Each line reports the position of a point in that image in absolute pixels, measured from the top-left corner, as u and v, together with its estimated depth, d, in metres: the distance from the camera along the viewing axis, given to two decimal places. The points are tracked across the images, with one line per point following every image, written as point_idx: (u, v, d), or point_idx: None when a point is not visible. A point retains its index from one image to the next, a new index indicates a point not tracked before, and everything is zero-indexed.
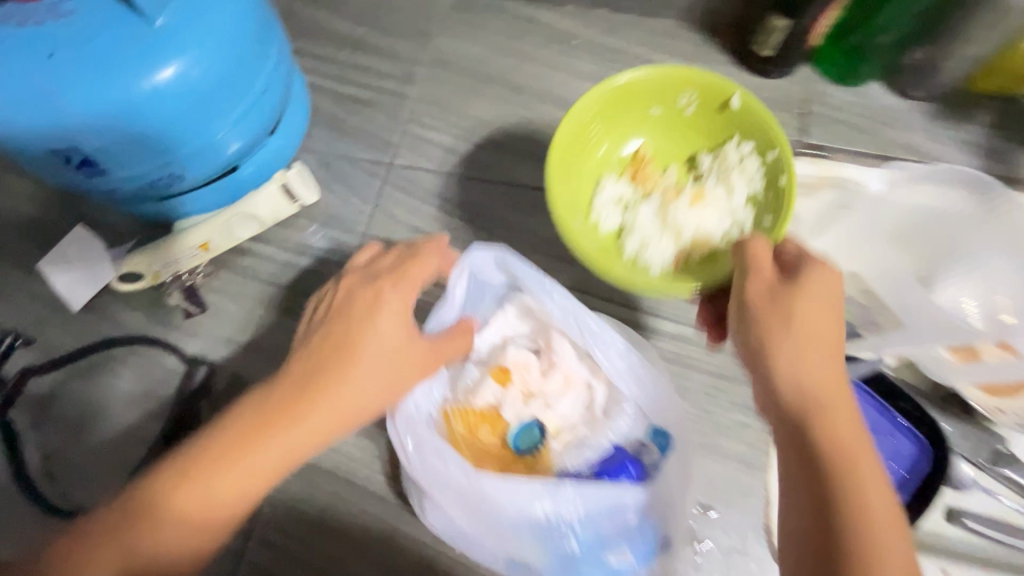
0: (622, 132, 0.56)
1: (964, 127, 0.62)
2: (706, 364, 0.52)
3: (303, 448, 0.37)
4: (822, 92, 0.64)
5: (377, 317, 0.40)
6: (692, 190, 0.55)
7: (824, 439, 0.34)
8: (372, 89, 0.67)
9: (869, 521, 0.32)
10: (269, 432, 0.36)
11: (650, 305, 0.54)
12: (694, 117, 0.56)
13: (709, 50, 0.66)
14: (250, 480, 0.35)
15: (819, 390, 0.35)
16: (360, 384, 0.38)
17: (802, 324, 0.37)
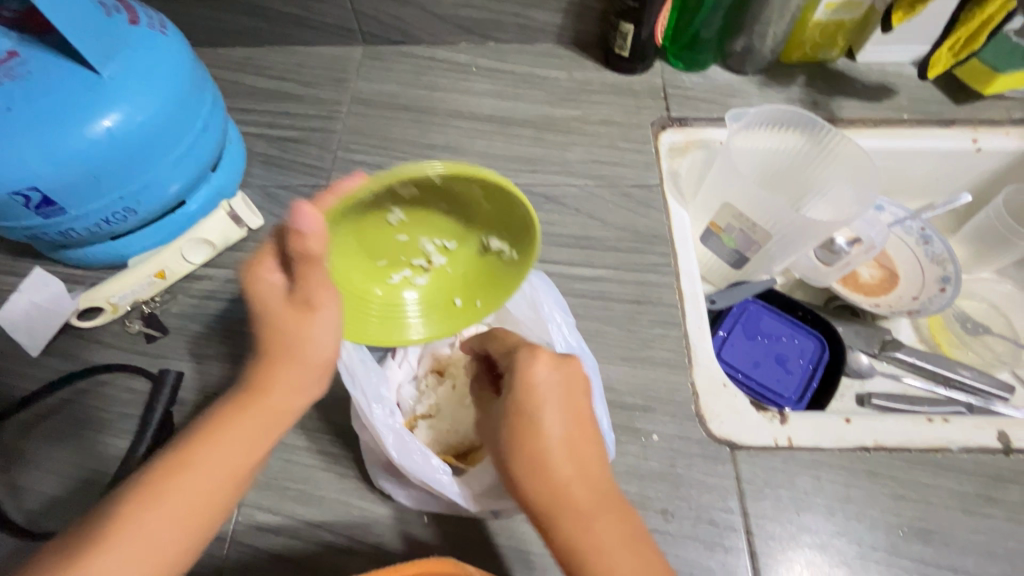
0: (380, 284, 0.53)
1: (790, 89, 0.77)
2: (623, 296, 0.61)
3: (211, 498, 0.40)
4: (673, 78, 0.79)
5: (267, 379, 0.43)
6: (410, 232, 0.50)
7: (546, 493, 0.40)
8: (301, 129, 0.76)
9: (589, 553, 0.39)
10: (164, 496, 0.38)
11: (567, 262, 0.63)
12: (363, 251, 0.50)
13: (580, 62, 0.81)
14: (152, 536, 0.37)
15: (549, 462, 0.41)
16: (239, 433, 0.42)
17: (538, 474, 0.41)
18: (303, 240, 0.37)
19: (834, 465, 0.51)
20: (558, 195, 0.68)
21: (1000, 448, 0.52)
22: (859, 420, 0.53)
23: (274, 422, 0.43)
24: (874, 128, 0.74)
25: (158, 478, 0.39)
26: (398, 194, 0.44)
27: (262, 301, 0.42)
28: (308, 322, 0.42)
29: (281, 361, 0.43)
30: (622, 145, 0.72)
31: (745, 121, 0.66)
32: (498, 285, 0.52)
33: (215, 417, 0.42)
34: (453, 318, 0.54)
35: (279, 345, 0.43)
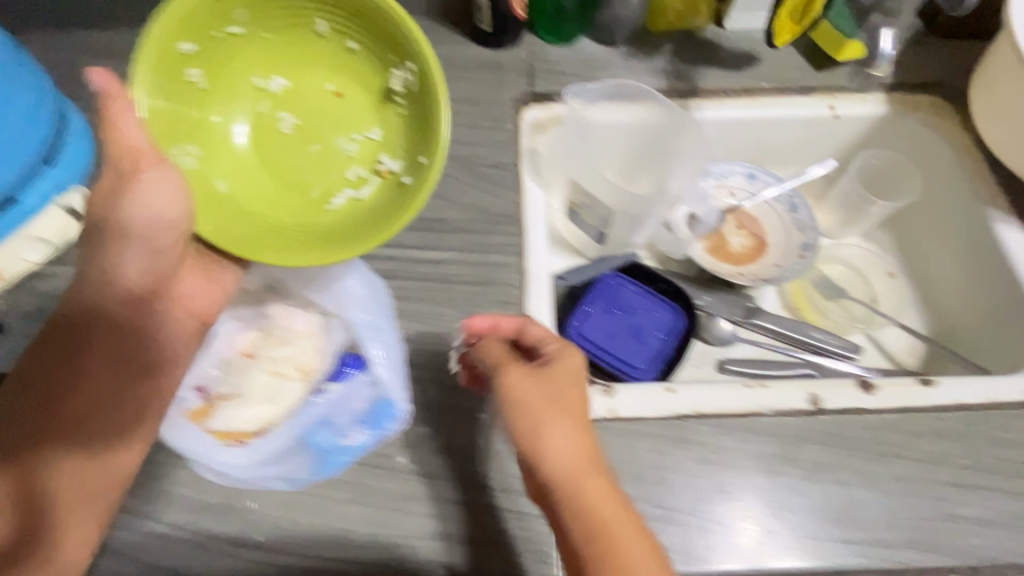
0: (335, 202, 0.57)
1: (655, 59, 0.77)
2: (465, 277, 0.62)
3: (156, 378, 0.56)
4: (541, 52, 0.78)
5: (137, 255, 0.57)
6: (321, 140, 0.59)
7: (541, 470, 0.44)
8: None
9: (580, 542, 0.42)
10: (75, 414, 0.54)
11: (414, 245, 0.64)
12: (318, 171, 0.58)
13: (448, 35, 0.79)
14: (104, 477, 0.51)
15: (547, 454, 0.44)
16: (192, 289, 0.61)
17: (542, 450, 0.45)
18: (125, 121, 0.50)
19: (651, 433, 0.54)
20: None
21: (810, 410, 0.54)
22: (684, 390, 0.55)
23: (171, 297, 0.61)
24: (735, 98, 0.74)
25: (85, 403, 0.55)
26: (276, 88, 0.58)
27: (116, 142, 0.51)
28: (138, 193, 0.52)
29: (138, 242, 0.56)
30: (482, 125, 0.72)
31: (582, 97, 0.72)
32: (410, 139, 0.56)
33: (113, 324, 0.57)
34: (402, 194, 0.54)
35: (142, 224, 0.54)
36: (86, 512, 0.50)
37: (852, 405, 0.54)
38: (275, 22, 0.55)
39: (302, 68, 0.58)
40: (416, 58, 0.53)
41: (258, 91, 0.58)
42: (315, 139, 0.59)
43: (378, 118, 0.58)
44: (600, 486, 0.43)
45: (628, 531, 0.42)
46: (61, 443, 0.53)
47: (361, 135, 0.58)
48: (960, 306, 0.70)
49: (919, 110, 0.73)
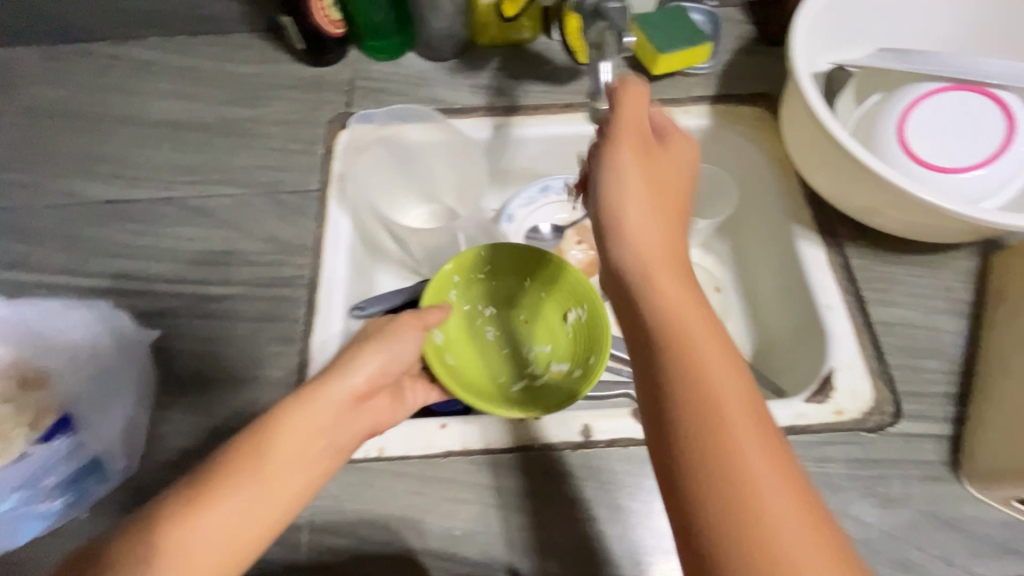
0: (574, 364, 0.59)
1: (481, 75, 0.75)
2: (249, 314, 0.60)
3: (252, 532, 0.41)
4: (364, 69, 0.76)
5: (363, 363, 0.49)
6: (557, 330, 0.63)
7: (690, 365, 0.38)
8: None
9: (702, 477, 0.35)
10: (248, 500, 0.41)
11: (202, 281, 0.62)
12: (568, 340, 0.62)
13: (270, 52, 0.76)
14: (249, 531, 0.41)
15: (699, 352, 0.39)
16: (242, 500, 0.41)
17: (663, 298, 0.41)
18: (433, 311, 0.54)
19: (410, 472, 0.51)
20: (209, 207, 0.66)
21: (581, 443, 0.52)
22: (454, 424, 0.53)
23: (320, 435, 0.46)
24: (558, 113, 0.73)
25: (265, 462, 0.43)
26: (484, 316, 0.64)
27: (331, 395, 0.48)
28: (385, 343, 0.51)
29: (304, 401, 0.46)
30: (291, 148, 0.70)
31: (373, 122, 0.70)
32: (570, 332, 0.62)
33: (289, 432, 0.45)
34: (594, 344, 0.58)
35: (345, 405, 0.48)
36: (177, 569, 0.38)
37: (623, 434, 0.52)
38: (463, 287, 0.63)
39: (498, 297, 0.65)
40: (590, 307, 0.60)
41: (483, 319, 0.64)
42: (457, 304, 0.63)
43: (559, 299, 0.63)
44: (735, 392, 0.38)
45: (755, 450, 0.35)
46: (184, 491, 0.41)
47: (536, 353, 0.63)
48: (778, 319, 0.69)
49: (741, 121, 0.72)
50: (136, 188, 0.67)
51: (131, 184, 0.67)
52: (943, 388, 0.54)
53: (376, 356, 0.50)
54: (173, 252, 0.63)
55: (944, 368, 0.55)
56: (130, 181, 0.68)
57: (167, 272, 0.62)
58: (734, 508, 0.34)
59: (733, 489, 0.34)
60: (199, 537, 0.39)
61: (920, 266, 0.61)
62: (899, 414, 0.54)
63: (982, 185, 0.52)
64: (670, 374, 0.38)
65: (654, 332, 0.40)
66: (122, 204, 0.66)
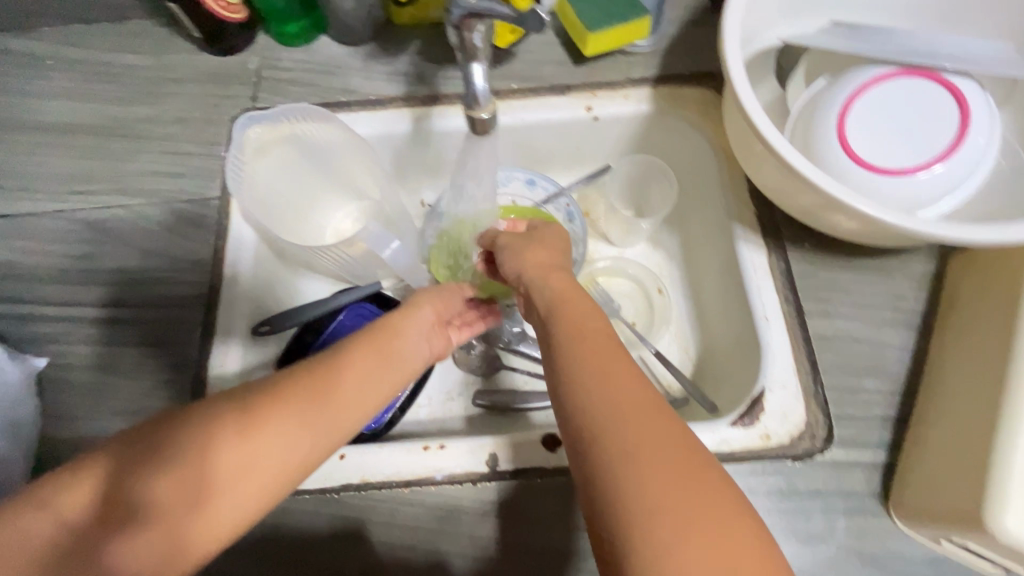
0: None
1: (398, 59, 0.68)
2: (144, 338, 0.56)
3: (279, 486, 0.39)
4: (271, 57, 0.69)
5: (420, 314, 0.51)
6: None
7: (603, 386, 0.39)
8: None
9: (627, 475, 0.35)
10: (278, 423, 0.39)
11: (92, 303, 0.58)
12: None
13: (168, 41, 0.70)
14: (285, 469, 0.39)
15: (615, 372, 0.40)
16: (347, 399, 0.42)
17: (582, 324, 0.44)
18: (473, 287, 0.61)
19: (309, 506, 0.51)
20: (100, 218, 0.61)
21: (485, 473, 0.51)
22: (353, 454, 0.52)
23: (380, 367, 0.45)
24: None
25: (312, 391, 0.41)
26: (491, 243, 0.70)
27: (398, 335, 0.48)
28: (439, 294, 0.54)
29: (366, 355, 0.45)
30: (191, 150, 0.64)
31: (267, 121, 0.61)
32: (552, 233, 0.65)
33: (336, 363, 0.43)
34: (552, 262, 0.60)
35: (381, 347, 0.46)
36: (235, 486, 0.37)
37: (528, 463, 0.51)
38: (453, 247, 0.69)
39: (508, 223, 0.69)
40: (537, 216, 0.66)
41: None
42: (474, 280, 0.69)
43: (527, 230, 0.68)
44: (646, 425, 0.37)
45: (669, 471, 0.35)
46: (238, 407, 0.38)
47: None
48: (720, 323, 0.64)
49: (686, 105, 0.65)
50: (25, 200, 0.63)
51: (20, 196, 0.63)
52: (881, 411, 0.51)
53: (432, 304, 0.52)
54: (62, 270, 0.59)
55: (883, 388, 0.51)
56: (19, 192, 0.63)
57: (58, 294, 0.58)
58: (643, 519, 0.33)
59: (632, 508, 0.34)
60: (261, 456, 0.38)
61: (869, 272, 0.56)
62: (829, 439, 0.50)
63: (948, 180, 0.47)
64: (584, 387, 0.39)
65: (563, 360, 0.42)
66: (11, 219, 0.62)
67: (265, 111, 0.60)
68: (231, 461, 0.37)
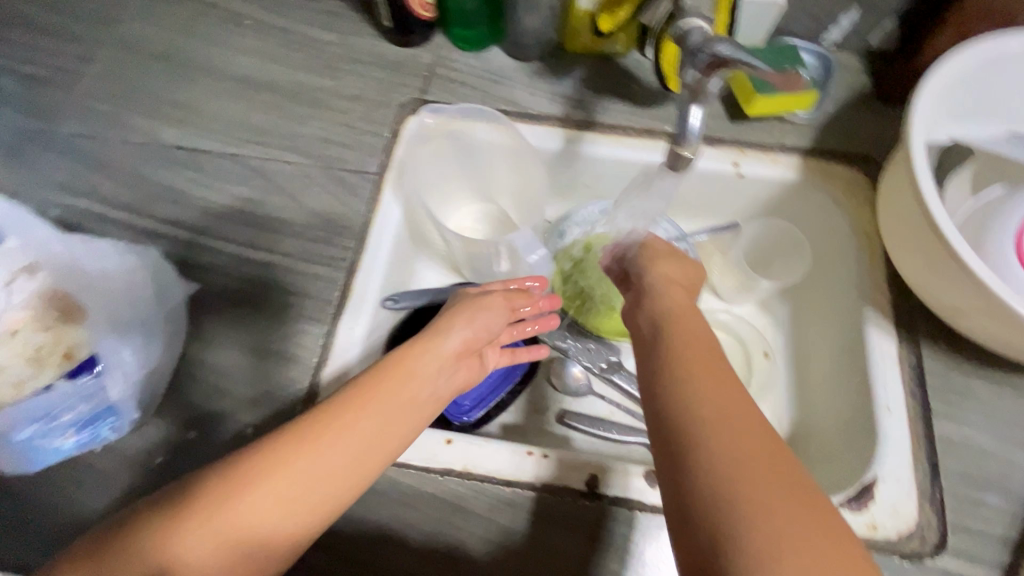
0: None
1: (562, 82, 0.72)
2: (287, 285, 0.60)
3: (304, 508, 0.43)
4: (446, 57, 0.74)
5: (449, 342, 0.54)
6: None
7: (701, 409, 0.42)
8: (56, 71, 0.74)
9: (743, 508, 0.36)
10: (293, 457, 0.43)
11: (248, 243, 0.62)
12: None
13: (357, 26, 0.76)
14: (303, 497, 0.43)
15: (707, 399, 0.43)
16: (354, 437, 0.45)
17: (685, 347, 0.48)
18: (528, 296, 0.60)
19: (409, 480, 0.52)
20: (269, 170, 0.67)
21: (583, 491, 0.51)
22: (460, 441, 0.54)
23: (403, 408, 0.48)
24: (633, 137, 0.69)
25: (320, 428, 0.45)
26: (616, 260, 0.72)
27: (415, 368, 0.51)
28: (477, 318, 0.56)
29: (386, 391, 0.48)
30: (361, 127, 0.70)
31: (443, 115, 0.67)
32: None
33: (347, 400, 0.47)
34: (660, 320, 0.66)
35: (395, 383, 0.49)
36: (249, 516, 0.41)
37: (630, 494, 0.51)
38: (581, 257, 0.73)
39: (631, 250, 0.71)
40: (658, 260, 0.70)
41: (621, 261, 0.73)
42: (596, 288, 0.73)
43: None
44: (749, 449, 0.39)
45: (768, 497, 0.37)
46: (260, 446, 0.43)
47: None
48: (828, 401, 0.63)
49: (834, 180, 0.66)
50: (207, 140, 0.69)
51: (204, 136, 0.69)
52: (999, 531, 0.49)
53: (463, 328, 0.54)
54: (227, 208, 0.64)
55: (1004, 508, 0.50)
56: (204, 132, 0.69)
57: (219, 228, 0.63)
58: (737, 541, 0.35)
59: (731, 530, 0.35)
60: (251, 498, 0.41)
61: (1004, 387, 0.54)
62: (941, 546, 0.49)
63: None
64: (688, 409, 0.42)
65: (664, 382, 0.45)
66: (193, 154, 0.68)
67: (444, 106, 0.67)
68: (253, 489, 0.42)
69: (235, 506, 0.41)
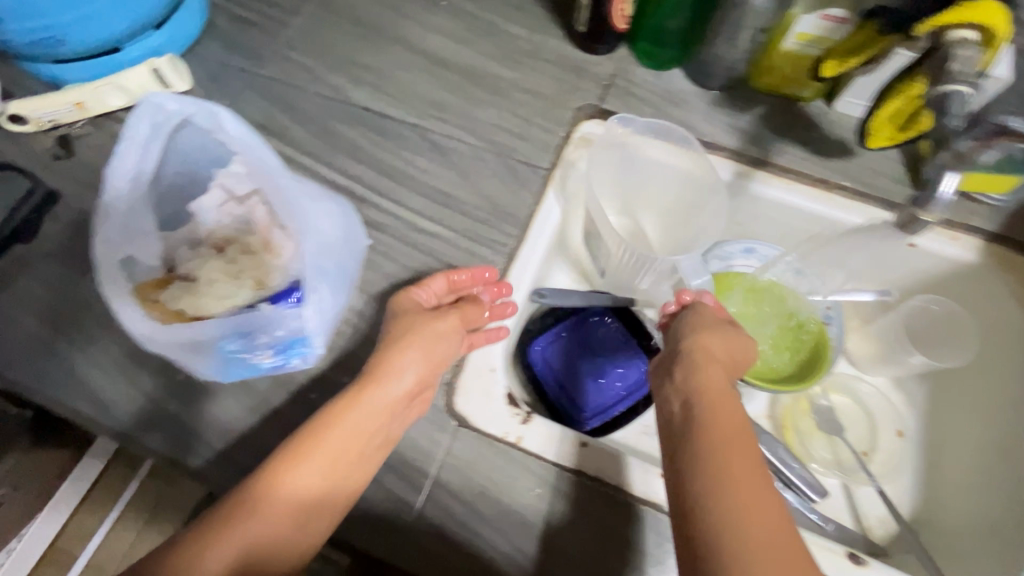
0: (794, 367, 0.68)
1: (741, 116, 0.71)
2: (450, 260, 0.63)
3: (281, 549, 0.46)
4: (627, 70, 0.74)
5: (397, 381, 0.52)
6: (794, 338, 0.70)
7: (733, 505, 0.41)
8: (260, 15, 0.79)
9: None
10: (260, 507, 0.46)
11: (418, 212, 0.65)
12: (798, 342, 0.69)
13: (545, 26, 0.78)
14: (275, 540, 0.46)
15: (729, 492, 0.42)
16: (315, 481, 0.48)
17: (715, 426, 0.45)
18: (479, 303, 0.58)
19: (542, 473, 0.53)
20: (446, 146, 0.69)
21: None
22: (595, 447, 0.55)
23: (354, 456, 0.50)
24: (803, 184, 0.68)
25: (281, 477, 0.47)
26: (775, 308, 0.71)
27: (369, 411, 0.51)
28: (427, 355, 0.54)
29: (332, 432, 0.49)
30: (537, 122, 0.71)
31: (633, 127, 0.68)
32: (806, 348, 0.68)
33: (304, 446, 0.49)
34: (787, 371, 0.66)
35: (332, 423, 0.50)
36: (242, 537, 0.45)
37: None
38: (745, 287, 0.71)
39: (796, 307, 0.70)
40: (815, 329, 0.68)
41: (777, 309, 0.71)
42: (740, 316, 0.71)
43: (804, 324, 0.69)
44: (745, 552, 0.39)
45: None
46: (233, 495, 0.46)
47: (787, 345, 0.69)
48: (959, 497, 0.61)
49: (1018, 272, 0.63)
50: (392, 107, 0.72)
51: (389, 103, 0.72)
52: None
53: (416, 364, 0.53)
54: (402, 176, 0.67)
55: None
56: (390, 99, 0.73)
57: (393, 193, 0.66)
58: None
59: None
60: (225, 549, 0.44)
61: None
62: None
63: None
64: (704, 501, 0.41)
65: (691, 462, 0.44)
66: (377, 118, 0.71)
67: (636, 117, 0.68)
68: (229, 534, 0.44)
69: (214, 549, 0.44)
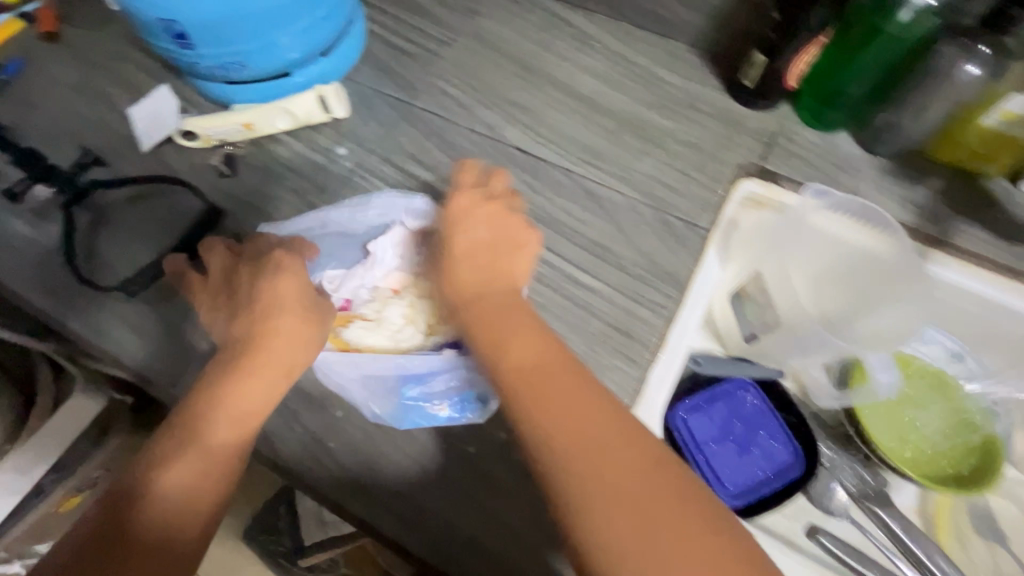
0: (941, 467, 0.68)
1: (915, 190, 0.67)
2: (607, 318, 0.61)
3: (210, 479, 0.48)
4: (792, 129, 0.71)
5: (280, 303, 0.53)
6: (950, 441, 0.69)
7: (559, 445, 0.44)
8: (414, 44, 0.79)
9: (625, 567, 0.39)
10: (190, 436, 0.48)
11: (574, 263, 0.64)
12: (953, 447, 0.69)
13: (703, 74, 0.75)
14: (193, 462, 0.48)
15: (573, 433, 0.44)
16: (240, 399, 0.50)
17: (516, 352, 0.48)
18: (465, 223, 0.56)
19: None
20: (602, 196, 0.68)
21: None
22: None
23: (247, 368, 0.51)
24: (989, 271, 0.63)
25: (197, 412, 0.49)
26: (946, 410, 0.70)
27: (261, 335, 0.52)
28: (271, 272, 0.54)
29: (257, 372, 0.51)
30: (695, 177, 0.69)
31: (828, 199, 0.63)
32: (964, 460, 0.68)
33: (228, 382, 0.50)
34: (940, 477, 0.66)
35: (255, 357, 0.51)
36: (190, 472, 0.47)
37: None
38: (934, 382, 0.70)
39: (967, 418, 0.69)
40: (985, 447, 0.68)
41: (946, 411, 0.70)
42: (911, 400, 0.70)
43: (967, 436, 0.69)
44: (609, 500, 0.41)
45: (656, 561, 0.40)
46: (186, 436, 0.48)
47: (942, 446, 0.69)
48: None
49: None
50: (546, 150, 0.71)
51: (543, 146, 0.72)
52: None
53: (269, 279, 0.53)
54: (558, 223, 0.66)
55: None
56: (544, 142, 0.72)
57: (548, 240, 0.65)
58: None
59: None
60: (168, 481, 0.46)
61: None
62: None
63: None
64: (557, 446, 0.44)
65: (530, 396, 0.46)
66: (531, 160, 0.71)
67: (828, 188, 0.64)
68: (177, 467, 0.47)
69: (166, 481, 0.46)
